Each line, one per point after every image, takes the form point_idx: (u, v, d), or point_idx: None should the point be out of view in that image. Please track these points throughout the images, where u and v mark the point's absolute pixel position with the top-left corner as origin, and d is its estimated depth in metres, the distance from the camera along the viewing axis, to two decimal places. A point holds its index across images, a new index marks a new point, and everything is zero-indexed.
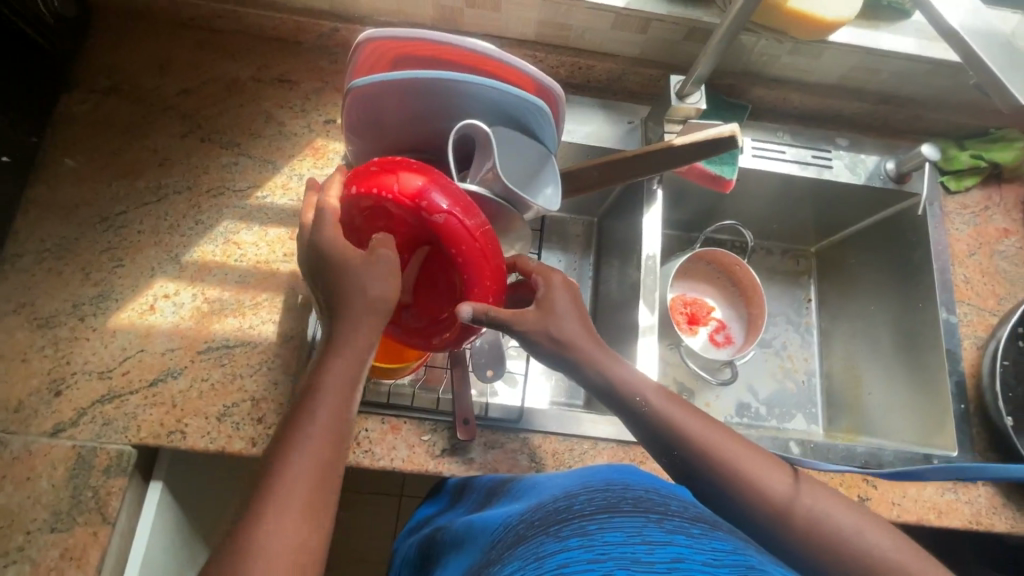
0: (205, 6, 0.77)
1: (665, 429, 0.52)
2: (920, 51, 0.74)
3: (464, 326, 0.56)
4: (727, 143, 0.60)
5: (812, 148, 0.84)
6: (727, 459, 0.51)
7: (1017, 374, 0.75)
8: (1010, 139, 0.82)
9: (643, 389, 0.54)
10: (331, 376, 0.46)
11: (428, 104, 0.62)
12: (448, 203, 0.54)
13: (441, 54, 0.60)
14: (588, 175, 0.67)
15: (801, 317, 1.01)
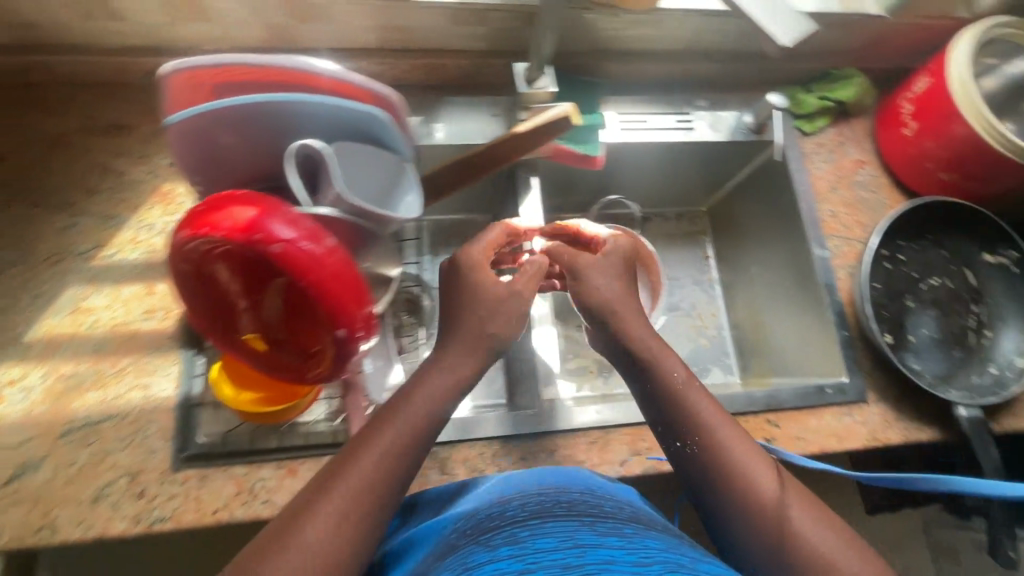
0: (8, 61, 0.70)
1: (684, 416, 0.58)
2: None
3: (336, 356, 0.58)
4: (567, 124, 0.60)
5: (675, 112, 0.86)
6: (739, 463, 0.56)
7: (886, 294, 0.81)
8: (848, 76, 0.87)
9: (672, 382, 0.59)
10: (390, 434, 0.54)
11: (260, 129, 0.59)
12: (288, 232, 0.51)
13: (262, 76, 0.57)
14: (449, 174, 0.66)
15: (704, 274, 1.05)
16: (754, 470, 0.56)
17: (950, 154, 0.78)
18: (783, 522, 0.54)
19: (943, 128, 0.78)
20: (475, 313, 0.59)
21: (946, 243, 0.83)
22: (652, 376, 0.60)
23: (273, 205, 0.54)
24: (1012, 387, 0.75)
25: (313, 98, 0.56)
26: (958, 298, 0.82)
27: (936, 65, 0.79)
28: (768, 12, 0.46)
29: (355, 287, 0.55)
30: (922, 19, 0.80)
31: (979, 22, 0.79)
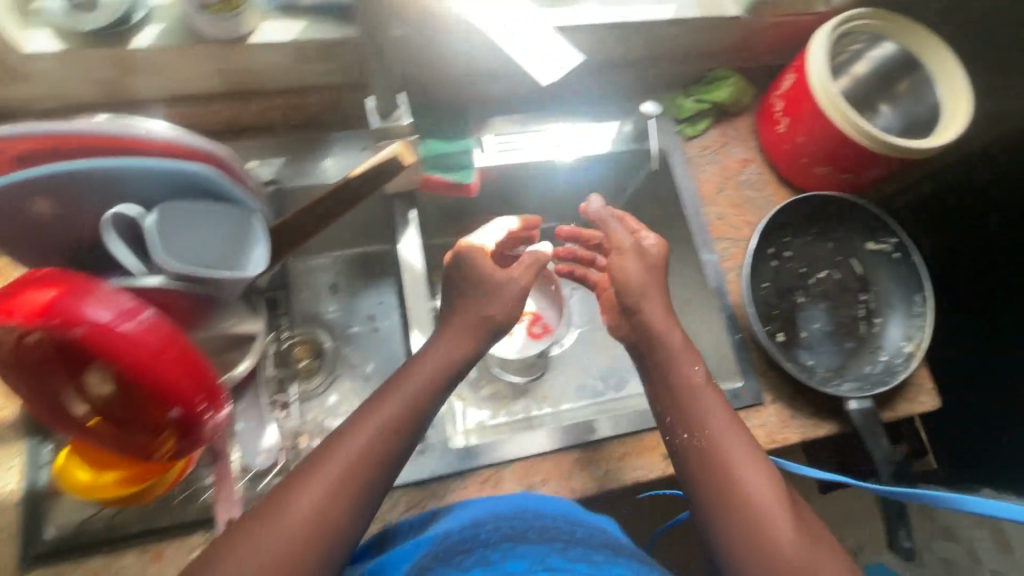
0: None
1: (696, 410, 0.60)
2: (605, 20, 0.74)
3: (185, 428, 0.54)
4: None
5: (552, 127, 0.84)
6: (731, 460, 0.57)
7: (776, 292, 0.81)
8: (722, 78, 0.86)
9: (692, 379, 0.62)
10: (359, 451, 0.55)
11: (73, 199, 0.54)
12: (103, 313, 0.47)
13: (64, 144, 0.52)
14: (297, 224, 0.63)
15: None
16: (751, 473, 0.56)
17: (821, 150, 0.79)
18: (768, 524, 0.54)
19: (809, 125, 0.78)
20: (465, 308, 0.66)
21: (831, 234, 0.84)
22: (671, 374, 0.63)
23: (79, 282, 0.48)
24: (900, 373, 0.75)
25: (127, 161, 0.52)
26: (846, 287, 0.83)
27: (800, 61, 0.79)
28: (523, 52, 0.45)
29: (190, 363, 0.52)
30: (783, 16, 0.80)
31: (843, 14, 0.78)
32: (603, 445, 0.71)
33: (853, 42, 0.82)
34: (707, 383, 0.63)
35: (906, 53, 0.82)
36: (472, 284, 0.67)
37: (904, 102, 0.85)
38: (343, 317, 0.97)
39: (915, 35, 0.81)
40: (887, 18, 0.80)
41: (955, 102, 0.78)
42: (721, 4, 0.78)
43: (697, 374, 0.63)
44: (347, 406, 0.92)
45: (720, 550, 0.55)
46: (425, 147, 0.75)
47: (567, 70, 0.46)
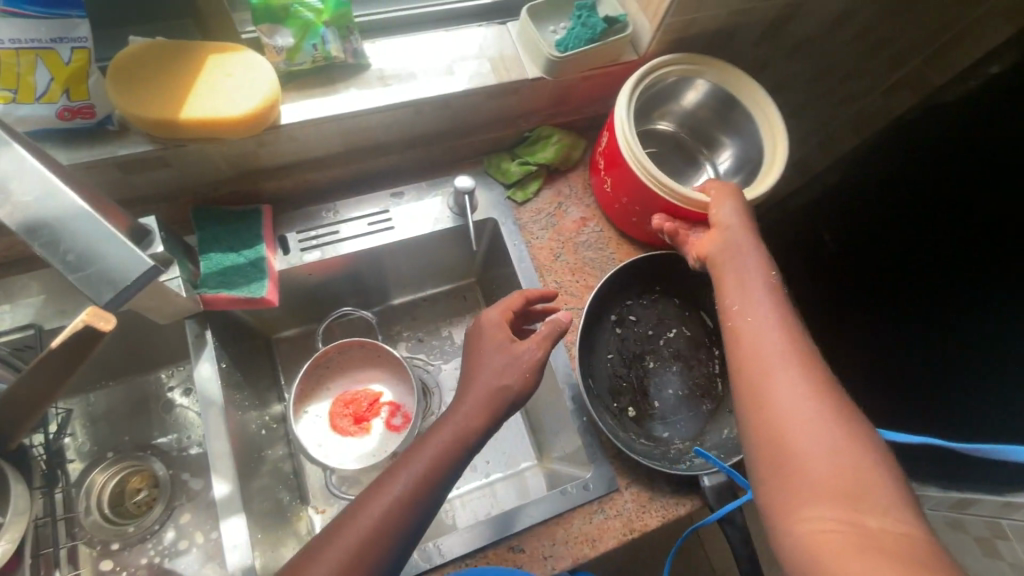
0: None
1: (746, 302, 0.56)
2: (388, 101, 0.68)
3: None
4: (94, 332, 0.48)
5: (367, 214, 0.78)
6: (782, 357, 0.50)
7: (623, 361, 0.76)
8: (544, 136, 0.82)
9: (747, 280, 0.58)
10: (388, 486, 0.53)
11: None
12: None
13: None
14: (17, 399, 0.53)
15: None
16: (791, 374, 0.49)
17: (643, 212, 0.75)
18: (822, 426, 0.46)
19: (628, 187, 0.73)
20: (484, 364, 0.60)
21: (676, 289, 0.80)
22: (749, 269, 0.59)
23: None
24: None
25: None
26: (698, 344, 0.78)
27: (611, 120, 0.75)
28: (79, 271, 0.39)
29: None
30: (587, 71, 0.75)
31: (650, 64, 0.74)
32: (441, 568, 0.65)
33: (669, 87, 0.79)
34: (771, 286, 0.57)
35: (724, 93, 0.78)
36: (491, 334, 0.63)
37: (736, 138, 0.82)
38: (183, 437, 0.88)
39: (729, 74, 0.77)
40: (698, 62, 0.76)
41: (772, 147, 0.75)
42: (514, 69, 0.73)
43: (766, 275, 0.58)
44: (187, 541, 0.81)
45: (769, 466, 0.47)
46: (206, 264, 0.67)
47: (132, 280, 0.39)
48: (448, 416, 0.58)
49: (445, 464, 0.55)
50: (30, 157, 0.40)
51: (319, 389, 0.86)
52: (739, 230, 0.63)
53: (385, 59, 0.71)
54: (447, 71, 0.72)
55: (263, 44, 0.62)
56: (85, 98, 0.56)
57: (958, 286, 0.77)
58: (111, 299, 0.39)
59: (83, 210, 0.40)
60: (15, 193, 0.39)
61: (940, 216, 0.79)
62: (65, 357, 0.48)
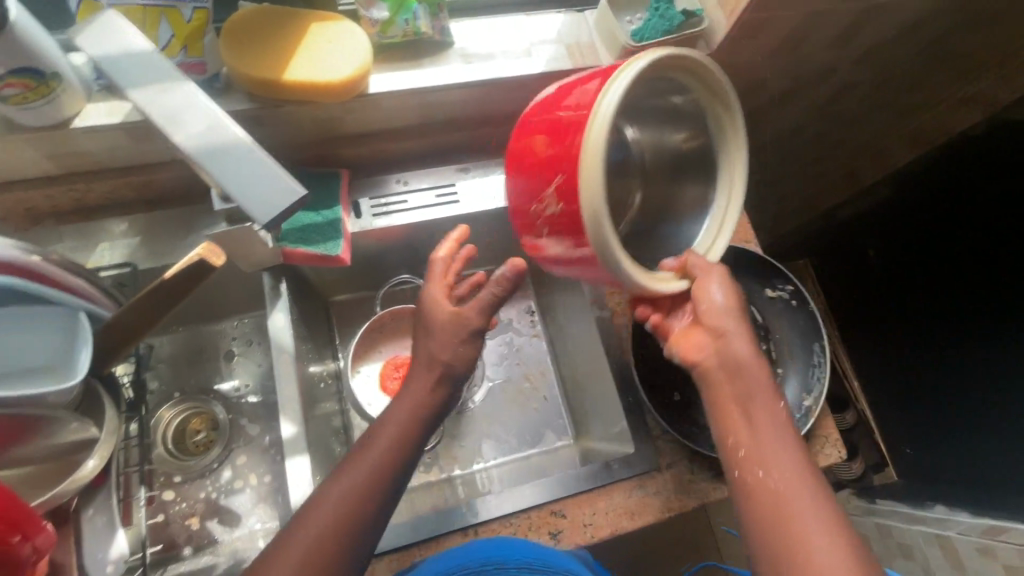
0: None
1: (754, 417, 0.58)
2: (469, 78, 0.71)
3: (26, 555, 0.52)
4: (208, 266, 0.52)
5: (435, 187, 0.81)
6: (787, 477, 0.53)
7: None
8: None
9: (750, 390, 0.59)
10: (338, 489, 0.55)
11: None
12: None
13: None
14: (126, 323, 0.59)
15: (529, 331, 1.01)
16: (803, 499, 0.52)
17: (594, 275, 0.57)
18: (822, 550, 0.49)
19: (581, 256, 0.54)
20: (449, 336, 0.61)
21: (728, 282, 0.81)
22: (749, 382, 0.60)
23: None
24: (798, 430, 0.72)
25: None
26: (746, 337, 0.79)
27: (563, 158, 0.51)
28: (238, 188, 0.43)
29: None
30: None
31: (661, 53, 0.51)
32: (488, 524, 0.69)
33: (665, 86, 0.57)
34: (773, 399, 0.58)
35: (712, 144, 0.61)
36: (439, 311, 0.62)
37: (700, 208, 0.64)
38: (243, 385, 0.93)
39: (732, 127, 0.59)
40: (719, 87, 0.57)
41: (707, 244, 0.62)
42: (588, 56, 0.76)
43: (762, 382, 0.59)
44: (243, 481, 0.87)
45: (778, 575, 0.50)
46: (289, 220, 0.72)
47: (290, 210, 0.43)
48: (388, 415, 0.61)
49: (397, 450, 0.58)
50: (197, 92, 0.46)
51: (373, 351, 0.90)
52: (731, 328, 0.62)
53: (469, 37, 0.74)
54: (525, 53, 0.74)
55: (362, 16, 0.67)
56: (200, 55, 0.61)
57: (980, 321, 0.94)
58: (264, 217, 0.42)
59: (245, 140, 0.44)
60: (188, 124, 0.45)
61: (964, 250, 0.96)
62: (174, 287, 0.54)
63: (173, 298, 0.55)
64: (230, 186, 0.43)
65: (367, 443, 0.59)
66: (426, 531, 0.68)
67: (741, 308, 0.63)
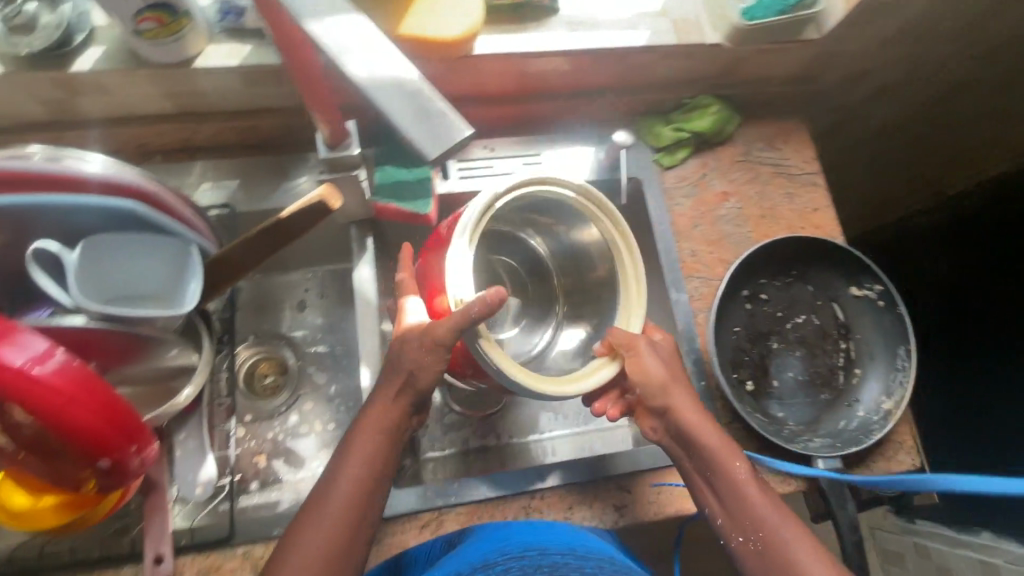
0: None
1: (728, 483, 0.60)
2: (571, 45, 0.70)
3: (130, 470, 0.54)
4: (324, 206, 0.55)
5: (522, 154, 0.81)
6: (773, 532, 0.58)
7: (749, 337, 0.77)
8: (704, 105, 0.82)
9: (714, 456, 0.60)
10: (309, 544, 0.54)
11: (19, 220, 0.53)
12: (21, 360, 0.46)
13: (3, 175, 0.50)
14: (235, 258, 0.61)
15: None
16: (795, 546, 0.57)
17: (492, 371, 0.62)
18: None
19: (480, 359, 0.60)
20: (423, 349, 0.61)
21: (813, 277, 0.79)
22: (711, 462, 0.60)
23: (67, 370, 0.49)
24: (876, 432, 0.71)
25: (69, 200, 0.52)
26: (827, 334, 0.78)
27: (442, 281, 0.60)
28: (408, 123, 0.40)
29: (115, 411, 0.52)
30: (766, 44, 0.75)
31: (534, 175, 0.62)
32: (553, 491, 0.70)
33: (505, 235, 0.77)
34: (736, 458, 0.61)
35: (602, 246, 0.66)
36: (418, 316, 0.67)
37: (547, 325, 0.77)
38: (311, 335, 0.96)
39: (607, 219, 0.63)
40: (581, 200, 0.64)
41: (625, 319, 0.64)
42: (694, 32, 0.74)
43: (724, 449, 0.60)
44: (308, 426, 0.90)
45: None
46: (381, 175, 0.73)
47: (455, 147, 0.39)
48: (343, 457, 0.58)
49: (364, 489, 0.57)
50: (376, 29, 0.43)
51: None
52: (671, 392, 0.62)
53: (572, 5, 0.73)
54: (630, 25, 0.73)
55: None
56: None
57: None
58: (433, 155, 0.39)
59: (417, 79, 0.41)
60: (363, 57, 0.42)
61: None
62: (288, 226, 0.56)
63: (283, 236, 0.58)
64: (401, 124, 0.40)
65: (323, 492, 0.57)
66: (494, 491, 0.68)
67: (675, 375, 0.63)
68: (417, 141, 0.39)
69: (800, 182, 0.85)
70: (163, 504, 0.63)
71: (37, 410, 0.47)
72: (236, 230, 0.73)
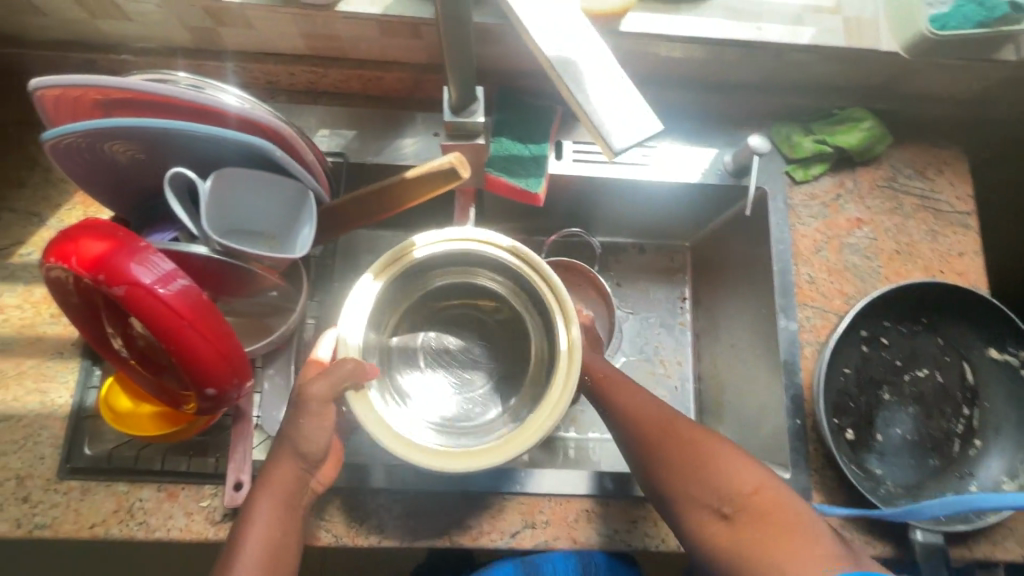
0: None
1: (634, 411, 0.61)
2: (725, 35, 0.64)
3: (221, 400, 0.56)
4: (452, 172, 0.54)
5: (639, 146, 0.76)
6: (680, 447, 0.57)
7: (858, 382, 0.70)
8: (855, 119, 0.74)
9: (622, 391, 0.63)
10: (259, 510, 0.52)
11: (164, 143, 0.55)
12: (149, 278, 0.48)
13: (156, 98, 0.53)
14: (346, 212, 0.61)
15: (676, 318, 0.88)
16: (707, 459, 0.56)
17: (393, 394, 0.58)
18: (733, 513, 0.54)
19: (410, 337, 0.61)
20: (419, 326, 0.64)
21: (944, 329, 0.71)
22: (626, 409, 0.61)
23: (191, 294, 0.51)
24: (991, 515, 0.63)
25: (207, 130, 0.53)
26: (948, 396, 0.70)
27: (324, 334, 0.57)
28: (596, 109, 0.39)
29: (222, 345, 0.53)
30: (949, 60, 0.66)
31: (487, 234, 0.60)
32: (617, 501, 0.66)
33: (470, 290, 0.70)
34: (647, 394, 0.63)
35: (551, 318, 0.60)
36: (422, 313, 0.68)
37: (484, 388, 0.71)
38: None
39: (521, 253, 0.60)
40: (542, 274, 0.60)
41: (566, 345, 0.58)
42: (869, 35, 0.66)
43: (629, 385, 0.63)
44: None
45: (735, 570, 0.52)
46: (497, 146, 0.71)
47: (644, 141, 0.38)
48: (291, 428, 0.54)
49: (283, 521, 0.52)
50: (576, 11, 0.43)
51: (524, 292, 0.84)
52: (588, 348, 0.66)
53: None
54: (794, 19, 0.66)
55: None
56: None
57: None
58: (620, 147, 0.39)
59: (611, 65, 0.41)
60: (557, 35, 0.42)
61: None
62: (412, 185, 0.55)
63: (400, 196, 0.57)
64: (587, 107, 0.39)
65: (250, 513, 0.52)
66: (559, 487, 0.66)
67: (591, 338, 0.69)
68: (604, 129, 0.39)
69: (949, 220, 0.76)
70: (247, 432, 0.65)
71: (153, 328, 0.49)
72: (345, 180, 0.73)
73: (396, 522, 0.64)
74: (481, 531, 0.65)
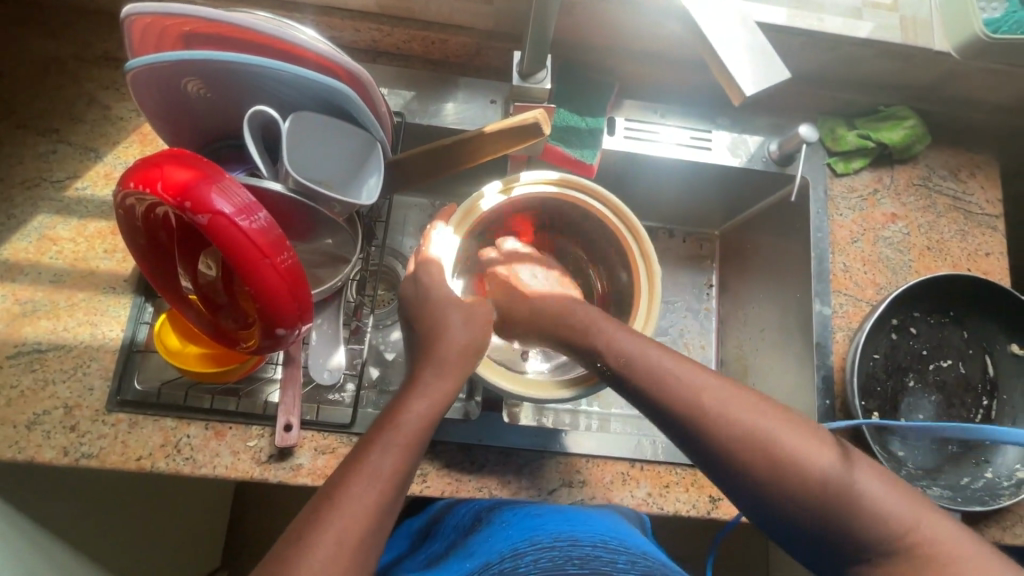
0: None
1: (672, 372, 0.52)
2: (789, 23, 0.67)
3: (281, 339, 0.56)
4: (535, 129, 0.58)
5: (689, 128, 0.78)
6: (727, 412, 0.49)
7: (886, 367, 0.73)
8: (898, 117, 0.77)
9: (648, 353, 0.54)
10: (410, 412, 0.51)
11: (244, 82, 0.56)
12: (230, 206, 0.49)
13: (242, 34, 0.53)
14: (417, 163, 0.62)
15: (700, 303, 0.90)
16: (760, 414, 0.49)
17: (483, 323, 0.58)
18: (792, 458, 0.46)
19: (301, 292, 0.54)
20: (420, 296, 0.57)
21: (969, 323, 0.74)
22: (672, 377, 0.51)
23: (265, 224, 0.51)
24: (1005, 497, 0.66)
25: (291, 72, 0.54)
26: (969, 387, 0.73)
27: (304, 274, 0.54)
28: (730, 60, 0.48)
29: (292, 281, 0.53)
30: (999, 65, 0.69)
31: (570, 180, 0.65)
32: (651, 466, 0.68)
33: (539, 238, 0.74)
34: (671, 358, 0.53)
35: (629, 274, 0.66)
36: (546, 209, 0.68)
37: None
38: None
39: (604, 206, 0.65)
40: (582, 202, 0.65)
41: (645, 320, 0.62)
42: (922, 34, 0.69)
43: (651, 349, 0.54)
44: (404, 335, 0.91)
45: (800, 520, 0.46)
46: (555, 116, 0.73)
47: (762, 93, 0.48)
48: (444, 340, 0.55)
49: (421, 434, 0.50)
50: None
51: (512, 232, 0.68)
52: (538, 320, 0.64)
53: None
54: (854, 13, 0.69)
55: None
56: None
57: None
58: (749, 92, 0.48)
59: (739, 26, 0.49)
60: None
61: None
62: (487, 140, 0.59)
63: (471, 148, 0.60)
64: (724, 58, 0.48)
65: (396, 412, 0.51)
66: (597, 449, 0.68)
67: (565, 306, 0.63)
68: (735, 78, 0.48)
69: (977, 221, 0.79)
70: (297, 377, 0.66)
71: (230, 256, 0.50)
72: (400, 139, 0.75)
73: (437, 474, 0.65)
74: (520, 487, 0.66)
